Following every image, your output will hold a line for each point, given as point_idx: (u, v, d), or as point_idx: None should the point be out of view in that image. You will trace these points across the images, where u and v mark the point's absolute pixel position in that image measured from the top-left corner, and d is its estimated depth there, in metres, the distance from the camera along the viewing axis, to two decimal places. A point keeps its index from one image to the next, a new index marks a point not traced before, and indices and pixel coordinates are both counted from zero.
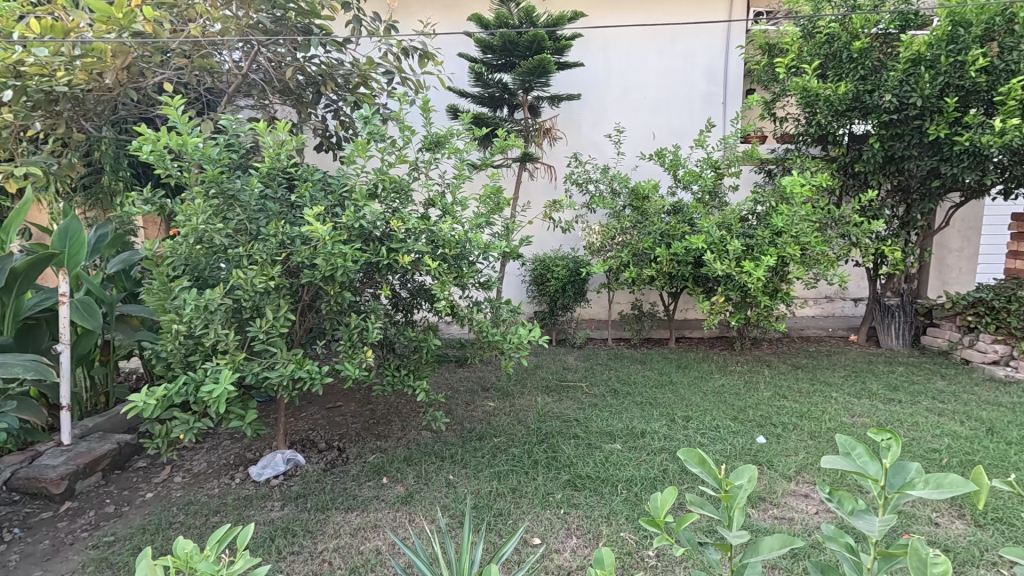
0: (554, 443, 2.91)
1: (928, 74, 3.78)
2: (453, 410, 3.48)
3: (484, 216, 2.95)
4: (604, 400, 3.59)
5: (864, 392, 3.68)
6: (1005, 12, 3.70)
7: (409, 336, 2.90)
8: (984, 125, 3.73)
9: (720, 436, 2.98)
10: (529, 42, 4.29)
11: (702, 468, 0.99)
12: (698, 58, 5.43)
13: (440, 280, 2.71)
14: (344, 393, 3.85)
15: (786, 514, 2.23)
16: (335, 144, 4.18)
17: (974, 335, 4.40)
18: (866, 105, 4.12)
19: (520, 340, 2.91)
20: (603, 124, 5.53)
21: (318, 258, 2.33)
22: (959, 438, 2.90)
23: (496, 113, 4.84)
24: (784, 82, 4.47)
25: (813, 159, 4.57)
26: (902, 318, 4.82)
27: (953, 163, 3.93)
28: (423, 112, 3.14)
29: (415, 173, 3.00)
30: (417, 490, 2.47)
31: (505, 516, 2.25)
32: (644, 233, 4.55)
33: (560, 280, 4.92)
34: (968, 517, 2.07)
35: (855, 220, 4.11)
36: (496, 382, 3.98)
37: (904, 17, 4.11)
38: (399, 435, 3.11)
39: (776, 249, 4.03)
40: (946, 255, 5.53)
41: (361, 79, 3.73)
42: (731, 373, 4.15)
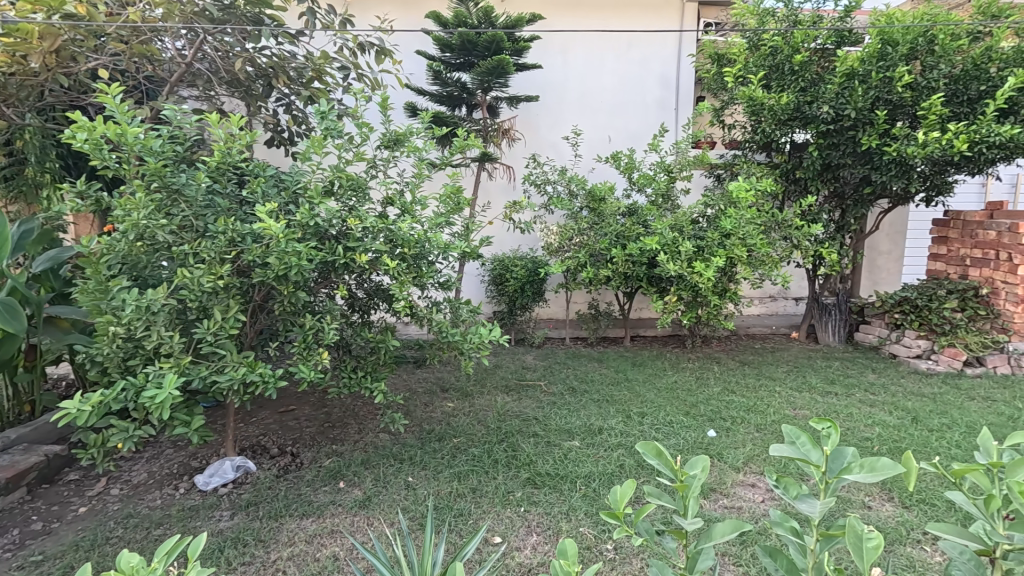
0: (513, 442, 2.93)
1: (861, 88, 4.05)
2: (412, 411, 3.44)
3: (444, 216, 2.93)
4: (562, 398, 3.65)
5: (804, 385, 3.91)
6: (927, 34, 4.01)
7: (366, 337, 2.84)
8: (910, 137, 4.03)
9: (673, 431, 3.08)
10: (488, 42, 4.29)
11: (658, 460, 1.01)
12: (652, 65, 5.60)
13: (399, 280, 2.67)
14: (298, 397, 3.73)
15: (735, 503, 2.34)
16: (287, 140, 4.05)
17: (900, 332, 4.75)
18: (806, 115, 4.37)
19: (480, 340, 2.91)
20: (561, 126, 5.61)
21: (271, 257, 2.25)
22: (888, 427, 3.12)
23: (454, 112, 4.82)
24: (732, 91, 4.69)
25: (758, 165, 4.81)
26: (838, 315, 5.15)
27: (882, 171, 4.23)
28: (382, 109, 3.09)
29: (373, 171, 2.95)
30: (375, 493, 2.43)
31: (466, 516, 2.25)
32: (601, 234, 4.64)
33: (519, 279, 4.96)
34: (897, 499, 2.24)
35: (797, 223, 4.33)
36: (455, 382, 3.97)
37: (839, 33, 4.37)
38: (356, 439, 3.05)
39: (725, 250, 4.21)
40: (876, 258, 5.95)
41: (316, 74, 3.62)
42: (683, 370, 4.31)
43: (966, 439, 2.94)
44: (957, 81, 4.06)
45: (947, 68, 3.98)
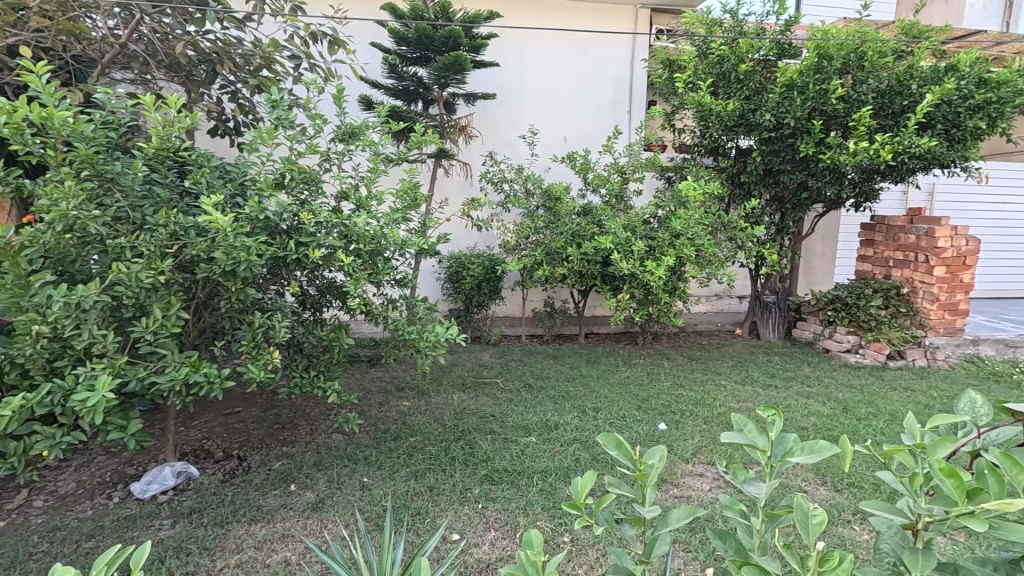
0: (470, 440, 2.92)
1: (800, 99, 4.30)
2: (367, 410, 3.37)
3: (401, 212, 2.89)
4: (519, 395, 3.68)
5: (747, 379, 4.13)
6: (858, 50, 4.31)
7: (319, 335, 2.75)
8: (842, 146, 4.31)
9: (626, 425, 3.17)
10: (445, 37, 4.25)
11: (618, 451, 1.03)
12: (606, 67, 5.71)
13: (354, 277, 2.60)
14: (244, 398, 3.57)
15: (684, 492, 2.44)
16: (232, 129, 3.86)
17: (832, 328, 5.08)
18: (749, 122, 4.60)
19: (437, 337, 2.88)
20: (518, 125, 5.64)
21: (217, 251, 2.14)
22: (822, 417, 3.34)
23: (411, 107, 4.74)
24: (682, 96, 4.87)
25: (706, 168, 5.02)
26: (777, 312, 5.45)
27: (818, 177, 4.52)
28: (336, 100, 3.00)
29: (327, 164, 2.88)
30: (329, 495, 2.36)
31: (423, 515, 2.23)
32: (557, 233, 4.70)
33: (476, 277, 4.95)
34: (829, 483, 2.40)
35: (741, 225, 4.54)
36: (411, 381, 3.92)
37: (780, 46, 4.61)
38: (308, 440, 2.95)
39: (675, 250, 4.36)
40: (812, 258, 6.33)
41: (264, 62, 3.45)
42: (635, 366, 4.44)
43: (888, 426, 3.20)
44: (883, 95, 4.37)
45: (875, 83, 4.29)
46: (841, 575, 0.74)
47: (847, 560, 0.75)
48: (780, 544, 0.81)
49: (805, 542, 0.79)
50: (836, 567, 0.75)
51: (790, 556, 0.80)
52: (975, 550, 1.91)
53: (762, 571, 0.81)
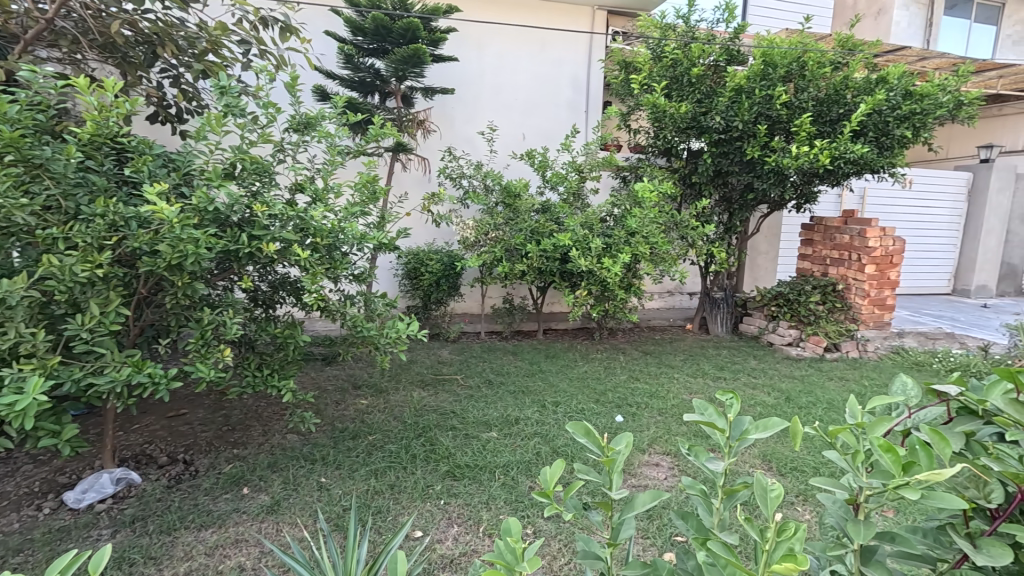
0: (431, 437, 2.90)
1: (747, 103, 4.50)
2: (322, 409, 3.28)
3: (359, 206, 2.83)
4: (479, 391, 3.68)
5: (698, 372, 4.30)
6: (800, 59, 4.56)
7: (272, 332, 2.65)
8: (786, 150, 4.53)
9: (585, 418, 3.24)
10: (403, 30, 4.18)
11: (586, 438, 1.05)
12: (564, 66, 5.79)
13: (311, 272, 2.51)
14: (190, 399, 3.40)
15: (642, 482, 2.52)
16: (174, 116, 3.65)
17: (775, 323, 5.36)
18: (701, 125, 4.79)
19: (397, 334, 2.84)
20: (476, 121, 5.62)
21: (162, 244, 2.02)
22: (767, 406, 3.53)
23: (367, 99, 4.63)
24: (638, 98, 5.02)
25: (659, 169, 5.19)
26: (725, 308, 5.69)
27: (763, 179, 4.75)
28: (290, 89, 2.89)
29: (281, 155, 2.78)
30: (285, 497, 2.29)
31: (385, 513, 2.19)
32: (516, 230, 4.71)
33: (434, 274, 4.92)
34: (775, 468, 2.54)
35: (693, 224, 4.70)
36: (368, 379, 3.84)
37: (729, 52, 4.81)
38: (260, 441, 2.84)
39: (631, 247, 4.47)
40: (757, 257, 6.65)
41: (211, 46, 3.26)
42: (593, 360, 4.53)
43: (826, 414, 3.42)
44: (822, 103, 4.64)
45: (814, 91, 4.56)
46: (796, 543, 0.77)
47: (802, 531, 0.79)
48: (743, 517, 0.84)
49: (765, 514, 0.82)
50: (793, 537, 0.79)
51: (751, 528, 0.84)
52: (902, 524, 2.08)
53: (726, 545, 0.83)
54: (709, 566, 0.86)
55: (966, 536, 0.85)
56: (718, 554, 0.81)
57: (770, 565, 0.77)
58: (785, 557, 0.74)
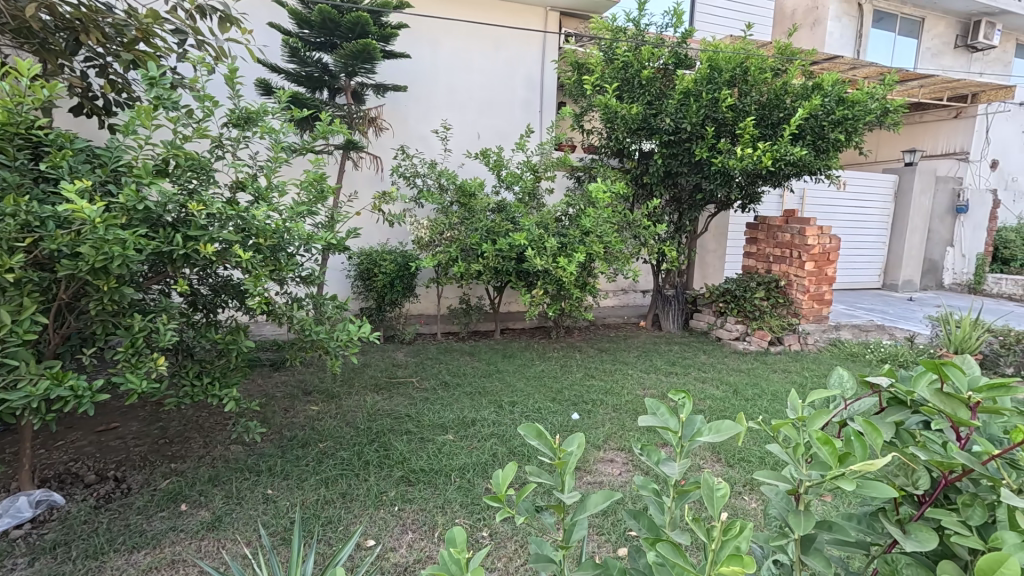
0: (385, 441, 2.83)
1: (695, 106, 4.66)
2: (270, 417, 3.14)
3: (306, 204, 2.71)
4: (435, 393, 3.63)
5: (651, 367, 4.41)
6: (742, 65, 4.76)
7: (212, 338, 2.50)
8: (731, 151, 4.70)
9: (541, 417, 3.25)
10: (352, 24, 4.06)
11: (538, 441, 1.02)
12: (518, 66, 5.80)
13: (253, 274, 2.38)
14: (122, 412, 3.18)
15: (597, 478, 2.55)
16: (101, 108, 3.38)
17: (723, 318, 5.56)
18: (651, 126, 4.92)
19: (348, 337, 2.76)
20: (430, 119, 5.54)
21: (83, 245, 1.86)
22: (716, 400, 3.66)
23: (315, 95, 4.47)
24: (591, 98, 5.11)
25: (612, 170, 5.29)
26: (676, 305, 5.87)
27: (711, 180, 4.92)
28: (229, 82, 2.75)
29: (219, 151, 2.63)
30: (227, 512, 2.17)
31: (336, 523, 2.11)
32: (471, 229, 4.68)
33: (388, 274, 4.80)
34: (723, 460, 2.64)
35: (644, 224, 4.80)
36: (319, 384, 3.70)
37: (678, 56, 4.94)
38: (201, 454, 2.69)
39: (585, 247, 4.52)
40: (707, 255, 6.88)
41: (142, 34, 3.05)
42: (550, 359, 4.56)
43: (771, 405, 3.57)
44: (764, 107, 4.84)
45: (756, 96, 4.76)
46: (742, 542, 0.78)
47: (747, 529, 0.80)
48: (690, 518, 0.84)
49: (711, 514, 0.83)
50: (738, 535, 0.79)
51: (698, 528, 0.84)
52: (839, 508, 2.20)
53: (676, 547, 0.82)
54: (658, 567, 0.85)
55: (896, 522, 0.88)
56: (667, 555, 0.81)
57: (716, 564, 0.77)
58: (731, 558, 0.74)
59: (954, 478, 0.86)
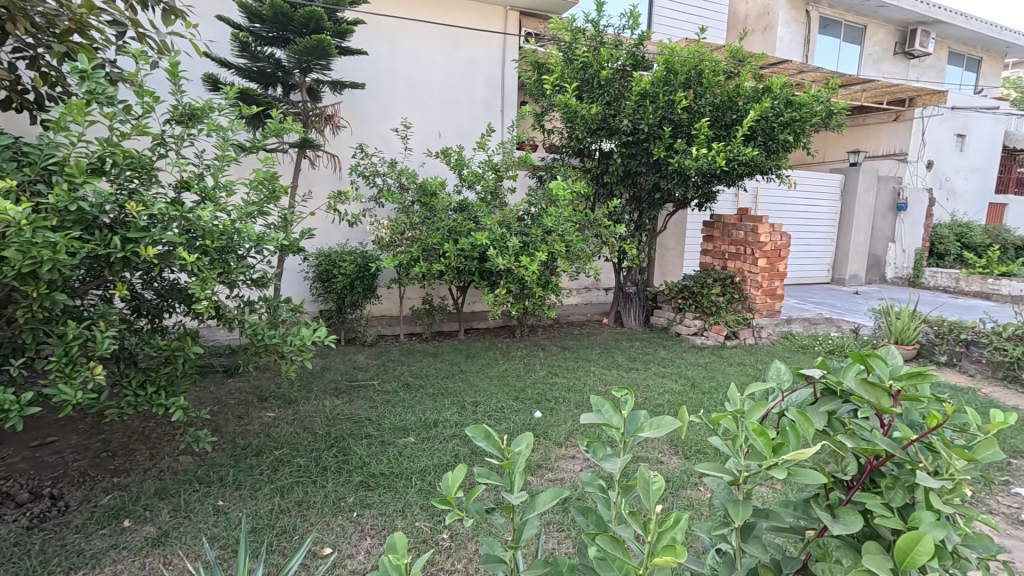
0: (344, 446, 2.77)
1: (651, 107, 4.78)
2: (222, 426, 3.02)
3: (256, 204, 2.62)
4: (397, 395, 3.58)
5: (613, 364, 4.48)
6: (697, 68, 4.90)
7: (157, 345, 2.39)
8: (687, 152, 4.83)
9: (504, 416, 3.25)
10: (305, 19, 3.94)
11: (486, 442, 1.02)
12: (478, 65, 5.78)
13: (200, 277, 2.27)
14: (60, 425, 2.99)
15: (558, 475, 2.57)
16: (31, 102, 3.17)
17: (682, 314, 5.71)
18: (610, 127, 5.00)
19: (303, 341, 2.68)
20: (389, 117, 5.45)
21: (7, 249, 1.74)
22: (675, 394, 3.75)
23: (268, 91, 4.33)
24: (551, 98, 5.15)
25: (573, 169, 5.34)
26: (637, 302, 6.00)
27: (668, 179, 5.04)
28: (171, 77, 2.63)
29: (161, 149, 2.51)
30: (175, 526, 2.08)
31: (291, 532, 2.06)
32: (433, 229, 4.64)
33: (348, 275, 4.69)
34: (681, 452, 2.71)
35: (605, 223, 4.87)
36: (276, 390, 3.60)
37: (635, 58, 5.04)
38: (147, 466, 2.56)
39: (547, 245, 4.54)
40: (666, 253, 7.05)
41: (75, 24, 2.87)
42: (513, 358, 4.58)
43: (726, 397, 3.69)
44: (717, 108, 4.99)
45: (711, 97, 4.90)
46: (679, 532, 0.80)
47: (682, 520, 0.82)
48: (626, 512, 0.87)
49: (647, 507, 0.85)
50: (675, 526, 0.81)
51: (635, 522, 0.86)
52: (787, 494, 2.29)
53: (616, 541, 0.83)
54: (600, 562, 0.86)
55: (826, 507, 0.92)
56: (606, 549, 0.82)
57: (652, 556, 0.79)
58: (666, 548, 0.76)
59: (878, 462, 0.91)
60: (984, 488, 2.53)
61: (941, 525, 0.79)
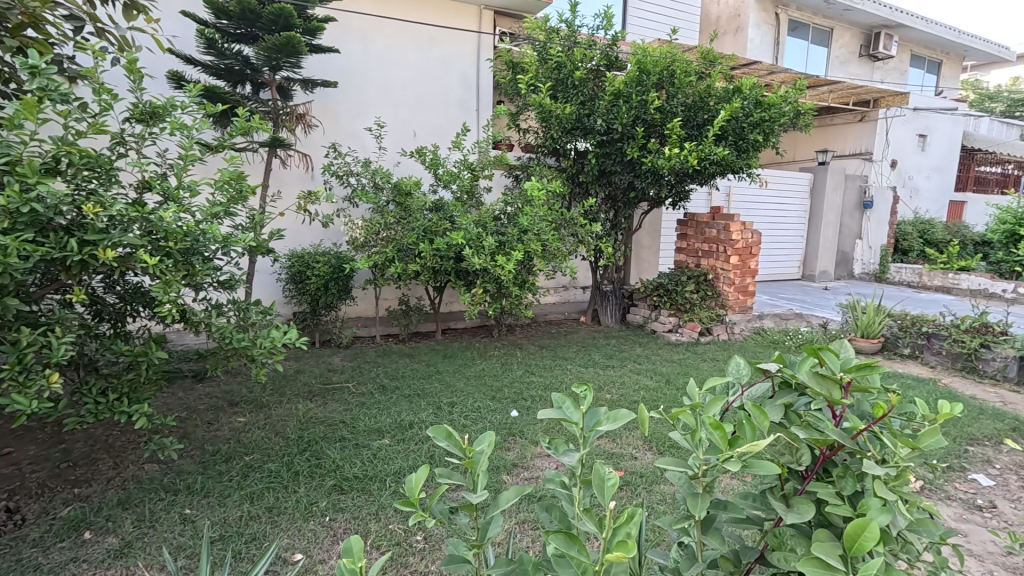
0: (317, 450, 2.73)
1: (625, 107, 4.83)
2: (190, 432, 2.95)
3: (222, 205, 2.57)
4: (372, 397, 3.54)
5: (590, 361, 4.52)
6: (669, 68, 4.97)
7: (119, 350, 2.32)
8: (660, 151, 4.89)
9: (480, 415, 3.25)
10: (273, 16, 3.87)
11: (448, 441, 1.01)
12: (453, 64, 5.76)
13: (164, 280, 2.21)
14: (17, 436, 2.88)
15: (534, 473, 2.58)
16: None
17: (658, 311, 5.79)
18: (585, 126, 5.04)
19: (273, 344, 2.62)
20: (363, 116, 5.39)
21: None
22: (650, 390, 3.80)
23: (236, 89, 4.24)
24: (526, 98, 5.17)
25: (548, 169, 5.37)
26: (614, 300, 6.06)
27: (642, 178, 5.10)
28: (131, 74, 2.55)
29: (121, 148, 2.44)
30: (139, 536, 2.02)
31: (260, 539, 2.02)
32: (408, 229, 4.60)
33: (321, 276, 4.62)
34: (655, 448, 2.75)
35: (581, 222, 4.90)
36: (247, 394, 3.52)
37: (609, 58, 5.09)
38: (110, 476, 2.48)
39: (523, 245, 4.54)
40: (642, 251, 7.13)
41: (27, 18, 2.75)
42: (491, 358, 4.57)
43: None
44: (689, 109, 5.07)
45: (683, 98, 4.97)
46: (632, 527, 0.82)
47: (635, 514, 0.84)
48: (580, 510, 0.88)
49: (601, 503, 0.86)
50: (629, 522, 0.83)
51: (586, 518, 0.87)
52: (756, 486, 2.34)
53: (570, 538, 0.83)
54: (557, 559, 0.86)
55: (781, 497, 0.95)
56: (560, 546, 0.82)
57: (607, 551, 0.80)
58: (618, 544, 0.78)
59: (830, 453, 0.94)
60: (943, 475, 2.63)
61: (887, 511, 0.82)
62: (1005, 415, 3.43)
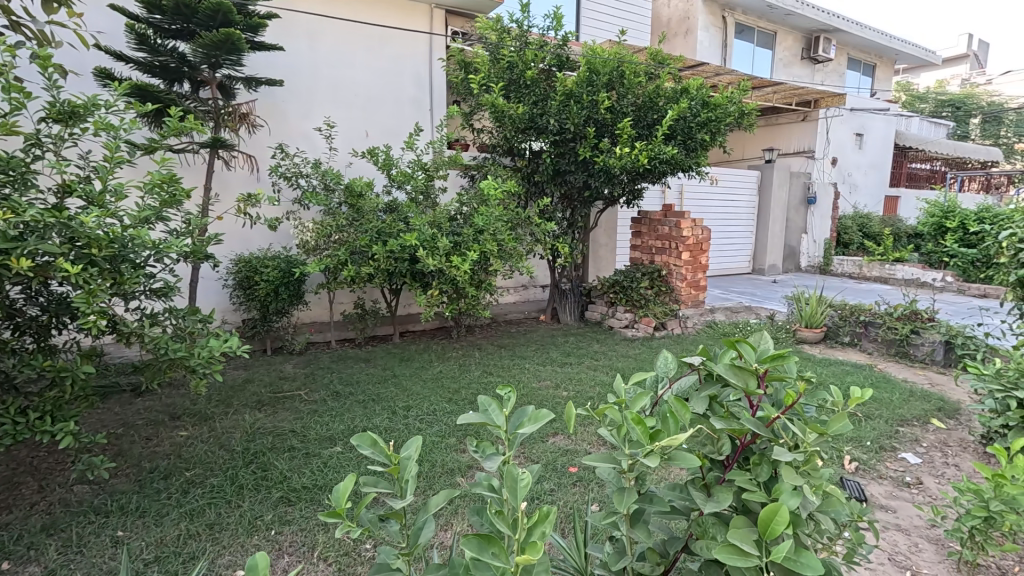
0: (264, 461, 2.64)
1: (576, 107, 4.90)
2: (126, 449, 2.79)
3: (153, 210, 2.44)
4: (325, 404, 3.44)
5: (547, 360, 4.54)
6: (618, 69, 5.05)
7: (39, 366, 2.16)
8: (612, 150, 4.97)
9: (436, 418, 3.22)
10: (210, 11, 3.70)
11: (372, 449, 1.00)
12: (405, 63, 5.68)
13: (87, 290, 2.08)
14: None
15: None
16: None
17: (614, 308, 5.88)
18: (538, 126, 5.07)
19: (212, 353, 2.51)
20: (311, 115, 5.24)
21: None
22: (605, 386, 3.86)
23: (172, 87, 4.04)
24: (478, 97, 5.16)
25: (503, 168, 5.37)
26: (572, 297, 6.12)
27: (596, 177, 5.16)
28: (47, 71, 2.38)
29: (37, 150, 2.28)
30: (64, 563, 1.90)
31: (198, 558, 1.93)
32: (361, 231, 4.51)
33: (271, 281, 4.46)
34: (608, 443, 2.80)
35: (536, 221, 4.92)
36: (190, 406, 3.36)
37: (559, 59, 5.15)
38: (33, 501, 2.32)
39: (478, 245, 4.52)
40: (599, 249, 7.23)
41: None
42: (448, 360, 4.53)
43: None
44: (639, 108, 5.17)
45: (633, 98, 5.08)
46: (547, 527, 0.87)
47: (550, 514, 0.89)
48: (492, 512, 0.89)
49: (514, 505, 0.89)
50: (545, 521, 0.87)
51: (500, 520, 0.88)
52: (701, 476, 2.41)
53: (484, 540, 0.84)
54: (476, 562, 0.85)
55: (704, 487, 0.98)
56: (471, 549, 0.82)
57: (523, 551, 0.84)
58: (529, 546, 0.83)
59: (748, 441, 0.97)
60: (875, 455, 2.79)
61: (797, 494, 0.86)
62: (931, 396, 3.67)
